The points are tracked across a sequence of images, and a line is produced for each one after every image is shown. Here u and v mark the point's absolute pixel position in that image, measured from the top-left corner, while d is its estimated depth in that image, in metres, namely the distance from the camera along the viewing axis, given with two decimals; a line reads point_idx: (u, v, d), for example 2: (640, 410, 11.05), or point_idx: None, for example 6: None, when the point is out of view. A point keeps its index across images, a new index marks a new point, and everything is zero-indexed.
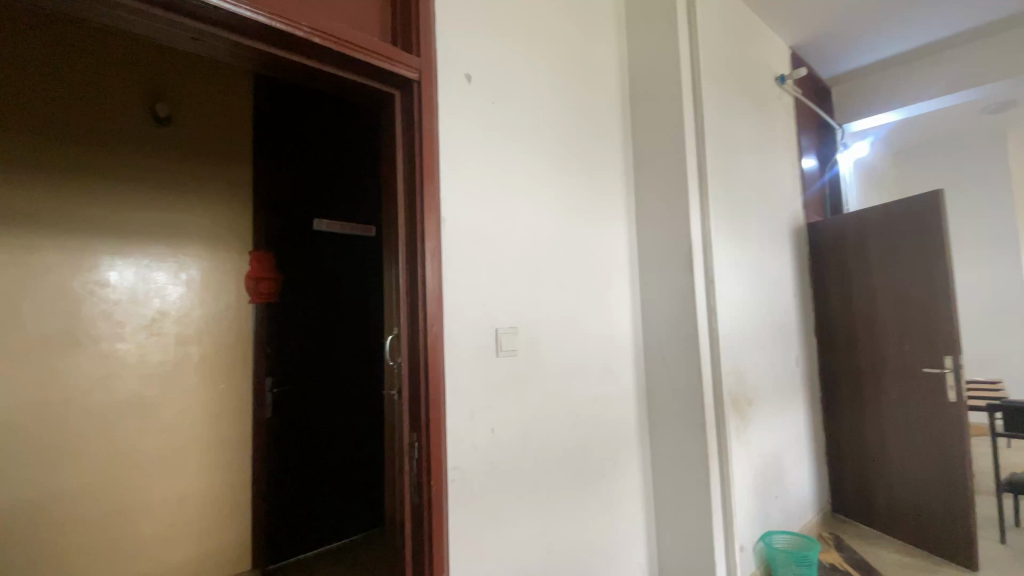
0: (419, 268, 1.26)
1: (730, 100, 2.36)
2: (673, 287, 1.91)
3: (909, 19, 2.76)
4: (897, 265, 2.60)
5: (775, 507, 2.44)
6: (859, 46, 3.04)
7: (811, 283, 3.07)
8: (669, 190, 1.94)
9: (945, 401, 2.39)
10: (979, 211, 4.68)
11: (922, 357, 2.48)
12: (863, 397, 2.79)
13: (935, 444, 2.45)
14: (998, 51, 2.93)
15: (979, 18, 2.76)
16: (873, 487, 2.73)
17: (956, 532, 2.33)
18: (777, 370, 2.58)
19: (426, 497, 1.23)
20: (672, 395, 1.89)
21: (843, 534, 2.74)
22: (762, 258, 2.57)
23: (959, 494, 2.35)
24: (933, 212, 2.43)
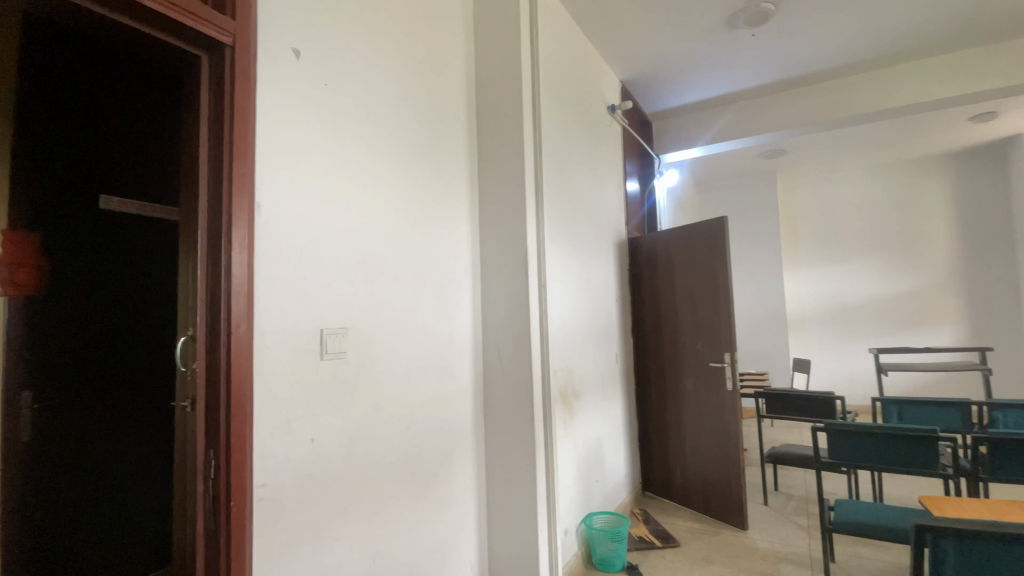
0: (223, 258, 1.11)
1: (567, 119, 2.57)
2: (510, 289, 2.00)
3: (711, 72, 3.32)
4: (694, 277, 3.09)
5: (596, 491, 2.69)
6: (674, 88, 3.55)
7: (632, 290, 3.48)
8: (510, 196, 2.02)
9: (724, 390, 2.90)
10: (754, 237, 5.82)
11: (709, 353, 2.98)
12: (667, 390, 3.24)
13: (718, 426, 2.94)
14: (770, 110, 3.69)
15: (758, 79, 3.43)
16: (673, 466, 3.19)
17: (732, 499, 2.83)
18: (600, 366, 2.86)
19: (223, 521, 1.08)
20: (506, 393, 1.97)
21: (650, 509, 3.15)
22: (591, 265, 2.84)
23: (734, 468, 2.84)
24: (719, 233, 2.94)
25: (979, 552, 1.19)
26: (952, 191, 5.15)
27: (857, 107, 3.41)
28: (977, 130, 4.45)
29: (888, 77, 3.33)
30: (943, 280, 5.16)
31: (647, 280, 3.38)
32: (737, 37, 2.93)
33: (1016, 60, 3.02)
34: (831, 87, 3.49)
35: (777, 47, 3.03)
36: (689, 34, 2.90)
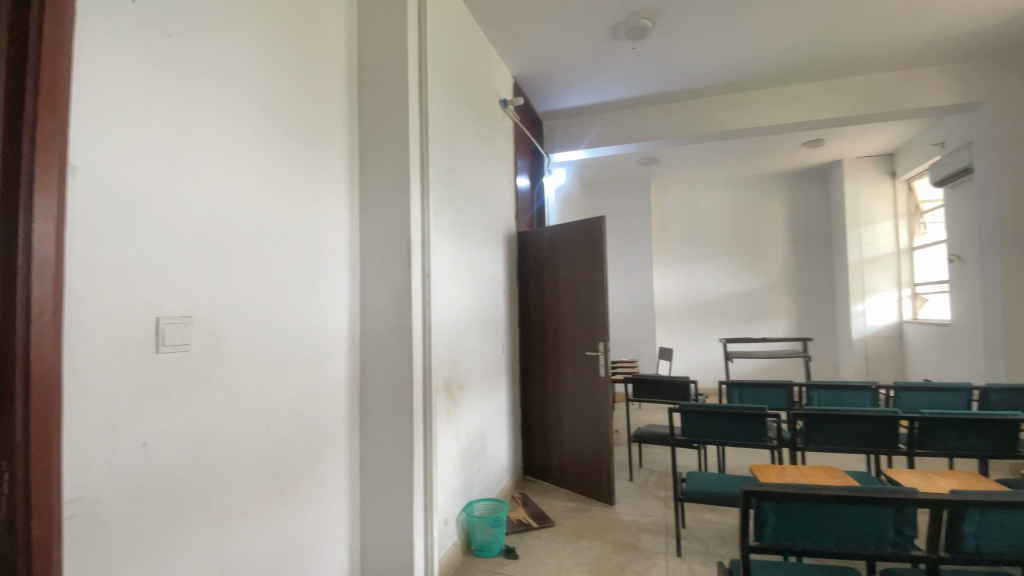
0: (19, 231, 0.90)
1: (457, 109, 2.55)
2: (391, 279, 1.93)
3: (596, 78, 3.51)
4: (574, 271, 3.26)
5: (477, 480, 2.73)
6: (563, 90, 3.70)
7: (518, 283, 3.58)
8: (392, 181, 1.95)
9: (598, 377, 3.11)
10: (631, 236, 6.31)
11: (586, 343, 3.18)
12: (548, 378, 3.39)
13: (591, 411, 3.15)
14: (646, 120, 4.01)
15: (637, 90, 3.70)
16: (551, 451, 3.36)
17: (602, 478, 3.06)
18: (485, 357, 2.90)
19: (15, 552, 0.88)
20: (384, 385, 1.91)
21: (529, 493, 3.29)
22: (479, 257, 2.85)
23: (605, 449, 3.07)
24: (598, 231, 3.14)
25: (794, 510, 1.38)
26: (787, 205, 6.06)
27: (717, 126, 3.84)
28: (807, 155, 5.27)
29: (741, 101, 3.80)
30: (779, 280, 6.06)
31: (533, 273, 3.50)
32: (619, 48, 3.13)
33: (835, 98, 3.62)
34: (698, 105, 3.89)
35: (654, 62, 3.29)
36: (577, 39, 3.03)
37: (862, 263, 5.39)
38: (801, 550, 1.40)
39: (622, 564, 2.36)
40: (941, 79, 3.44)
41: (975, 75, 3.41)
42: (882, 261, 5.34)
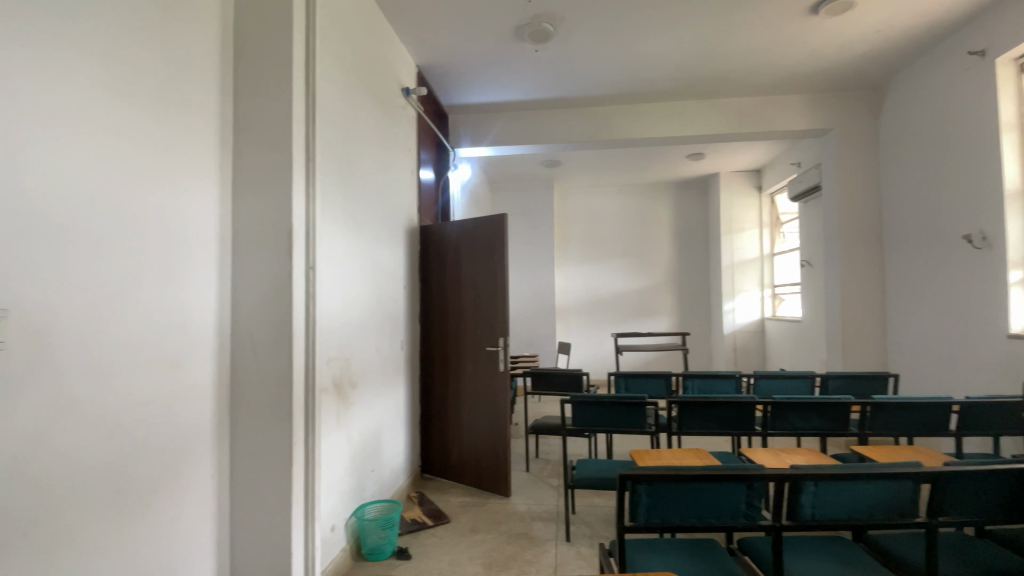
0: None
1: (353, 93, 2.42)
2: (270, 270, 1.78)
3: (501, 76, 3.53)
4: (476, 266, 3.27)
5: (370, 481, 2.63)
6: (468, 85, 3.68)
7: (420, 277, 3.50)
8: (274, 164, 1.80)
9: (497, 372, 3.15)
10: (535, 235, 6.47)
11: (486, 338, 3.20)
12: (448, 374, 3.36)
13: (490, 406, 3.18)
14: (549, 121, 4.12)
15: (540, 92, 3.79)
16: (450, 447, 3.35)
17: (499, 471, 3.10)
18: (382, 353, 2.80)
19: None
20: (259, 385, 1.76)
21: (426, 491, 3.24)
22: (376, 249, 2.74)
23: (502, 442, 3.12)
24: (500, 228, 3.17)
25: (663, 490, 1.49)
26: (674, 212, 6.61)
27: (612, 133, 4.06)
28: (692, 166, 5.78)
29: (634, 111, 4.05)
30: (666, 280, 6.59)
31: (435, 267, 3.44)
32: (523, 49, 3.18)
33: (713, 116, 4.01)
34: (596, 112, 4.08)
35: (555, 67, 3.39)
36: (481, 34, 3.02)
37: (734, 266, 6.04)
38: (669, 526, 1.52)
39: (514, 554, 2.41)
40: (797, 107, 3.95)
41: (823, 106, 3.95)
42: (749, 265, 6.03)
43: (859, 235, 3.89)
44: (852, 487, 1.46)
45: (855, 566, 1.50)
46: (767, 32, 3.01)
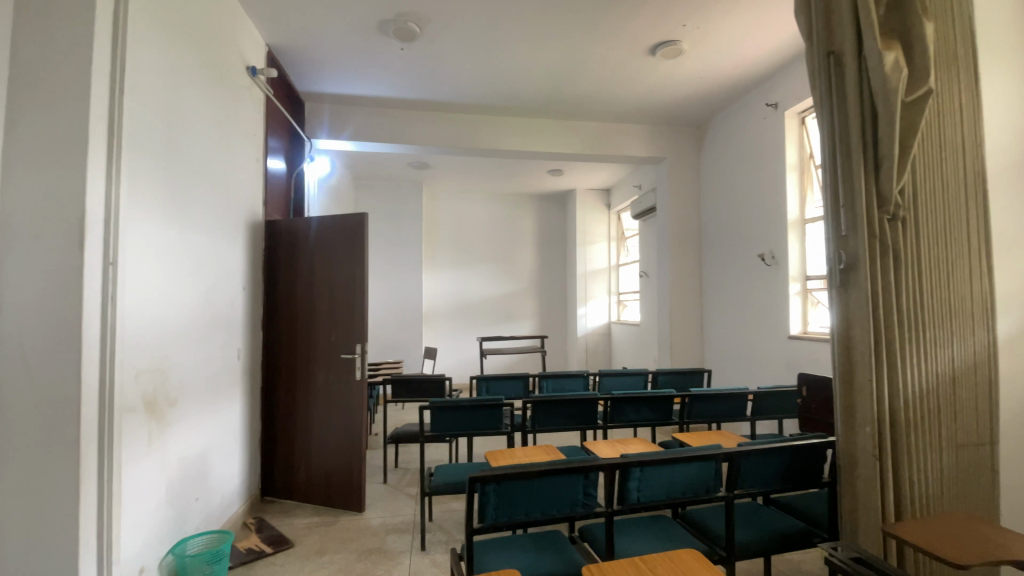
0: None
1: (180, 63, 2.10)
2: (56, 264, 1.45)
3: (365, 69, 3.37)
4: (332, 268, 3.05)
5: (193, 511, 2.28)
6: (328, 74, 3.44)
7: (265, 278, 3.15)
8: (65, 135, 1.47)
9: (353, 380, 2.98)
10: (400, 237, 6.30)
11: (341, 345, 3.01)
12: (296, 384, 3.08)
13: (344, 418, 2.99)
14: (416, 123, 4.05)
15: (406, 92, 3.71)
16: (296, 463, 3.06)
17: (352, 485, 2.93)
18: (212, 364, 2.45)
19: None
20: (35, 407, 1.41)
21: (266, 515, 2.91)
22: (208, 244, 2.40)
23: (357, 454, 2.95)
24: (359, 228, 3.01)
25: (510, 488, 1.54)
26: (535, 222, 6.97)
27: (478, 141, 4.14)
28: (551, 181, 6.16)
29: (499, 123, 4.18)
30: (527, 287, 6.91)
31: (283, 267, 3.14)
32: (388, 45, 3.08)
33: (570, 135, 4.32)
34: (462, 119, 4.12)
35: (422, 68, 3.35)
36: (341, 22, 2.85)
37: (587, 274, 6.57)
38: (516, 523, 1.57)
39: (364, 571, 2.29)
40: (639, 135, 4.45)
41: (659, 137, 4.51)
42: (599, 274, 6.62)
43: (685, 251, 4.51)
44: (670, 471, 1.67)
45: (673, 540, 1.71)
46: (615, 65, 3.34)
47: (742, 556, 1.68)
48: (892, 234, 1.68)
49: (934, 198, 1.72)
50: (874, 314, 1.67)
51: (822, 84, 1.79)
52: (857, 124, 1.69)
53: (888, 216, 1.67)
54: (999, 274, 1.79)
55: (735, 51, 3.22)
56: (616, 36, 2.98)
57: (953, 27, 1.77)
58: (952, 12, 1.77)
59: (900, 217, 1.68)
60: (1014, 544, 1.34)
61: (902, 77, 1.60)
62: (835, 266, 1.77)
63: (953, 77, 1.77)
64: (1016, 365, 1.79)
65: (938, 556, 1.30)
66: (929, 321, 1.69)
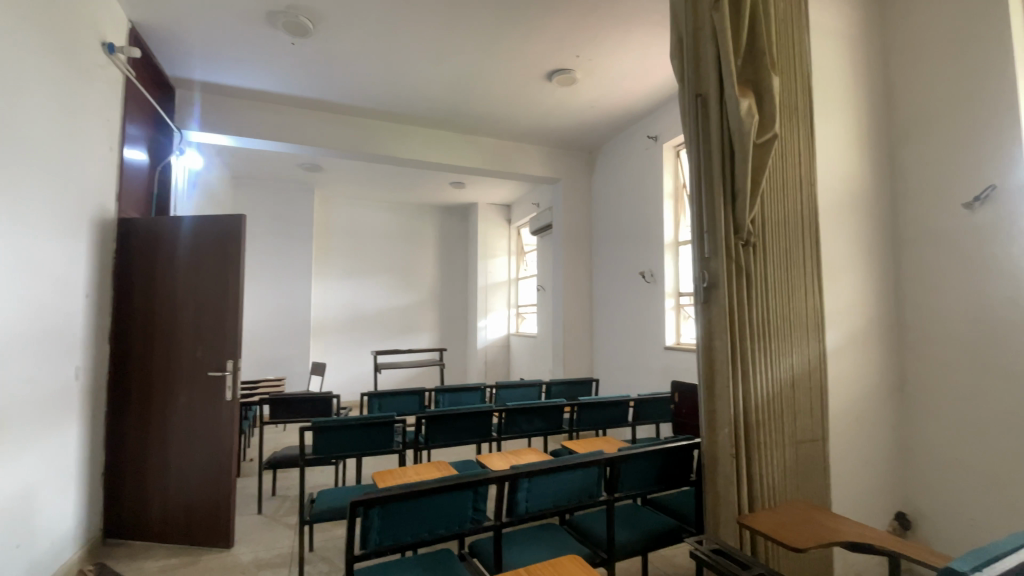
0: None
1: (8, 27, 1.77)
2: None
3: (250, 60, 3.12)
4: (201, 275, 2.74)
5: (10, 562, 1.86)
6: (205, 61, 3.13)
7: (114, 285, 2.72)
8: None
9: (222, 400, 2.69)
10: (289, 244, 5.87)
11: (208, 361, 2.70)
12: (150, 407, 2.69)
13: (210, 443, 2.67)
14: (307, 123, 3.83)
15: (297, 89, 3.49)
16: (148, 498, 2.66)
17: (218, 518, 2.62)
18: (41, 382, 2.04)
19: None
20: None
21: (110, 561, 2.48)
22: (39, 241, 2.02)
23: (225, 482, 2.65)
24: (235, 233, 2.74)
25: (395, 509, 1.48)
26: (436, 233, 6.91)
27: (376, 148, 4.02)
28: (452, 193, 6.16)
29: (399, 131, 4.10)
30: (427, 299, 6.79)
31: (139, 272, 2.74)
32: (277, 38, 2.88)
33: (470, 149, 4.37)
34: (359, 123, 3.97)
35: (315, 66, 3.18)
36: (222, 7, 2.61)
37: (487, 287, 6.63)
38: (402, 545, 1.51)
39: None
40: (536, 155, 4.63)
41: (555, 158, 4.73)
42: (499, 287, 6.72)
43: (578, 267, 4.75)
44: (558, 479, 1.72)
45: (560, 546, 1.76)
46: (514, 85, 3.46)
47: (621, 556, 1.78)
48: (745, 257, 1.93)
49: (777, 228, 2.01)
50: (731, 327, 1.88)
51: (691, 123, 2.00)
52: (718, 160, 1.92)
53: (742, 241, 1.91)
54: (827, 294, 2.13)
55: (622, 85, 3.49)
56: (516, 58, 3.09)
57: (793, 83, 2.09)
58: (791, 73, 2.08)
59: (751, 242, 1.93)
60: (839, 526, 1.57)
61: (752, 123, 1.85)
62: (698, 285, 1.95)
63: (794, 126, 2.08)
64: (840, 371, 2.13)
65: (782, 541, 1.48)
66: (774, 333, 1.95)
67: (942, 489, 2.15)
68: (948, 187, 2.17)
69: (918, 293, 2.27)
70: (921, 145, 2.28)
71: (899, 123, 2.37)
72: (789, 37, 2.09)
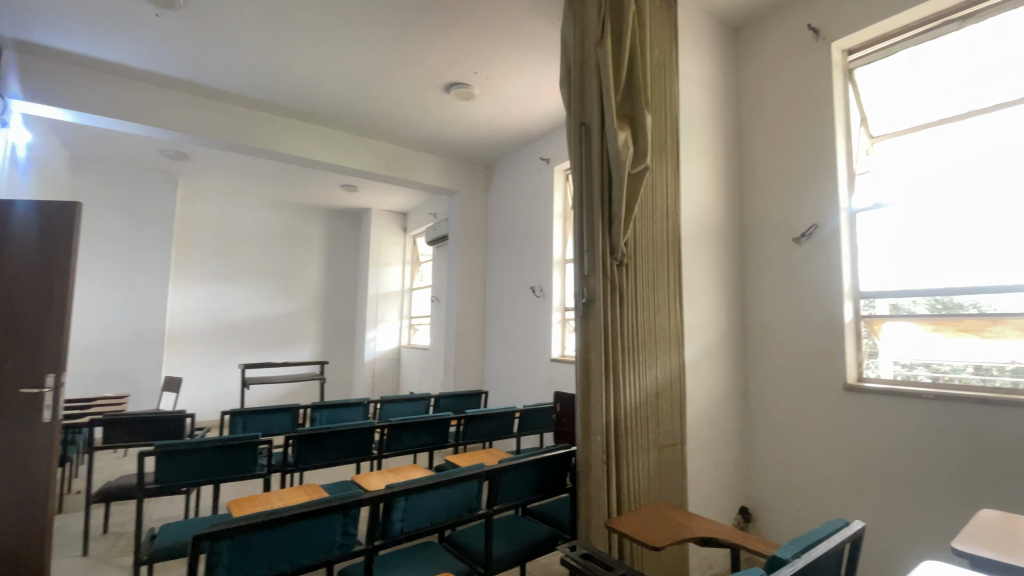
0: None
1: None
2: None
3: (102, 27, 2.70)
4: (15, 272, 2.27)
5: None
6: (41, 19, 2.65)
7: None
8: None
9: (38, 423, 2.23)
10: (145, 240, 5.14)
11: (20, 377, 2.23)
12: None
13: (19, 475, 2.20)
14: (175, 106, 3.40)
15: (163, 67, 3.10)
16: None
17: (26, 566, 2.16)
18: None
19: None
20: None
21: None
22: None
23: (38, 522, 2.20)
24: (66, 224, 2.32)
25: (250, 542, 1.34)
26: (324, 238, 6.53)
27: (257, 141, 3.69)
28: (344, 197, 5.88)
29: (285, 126, 3.82)
30: (310, 307, 6.36)
31: None
32: (137, 7, 2.53)
33: (364, 153, 4.20)
34: (238, 112, 3.63)
35: (187, 45, 2.86)
36: None
37: (377, 297, 6.38)
38: None
39: None
40: (433, 165, 4.59)
41: (452, 170, 4.73)
42: (391, 297, 6.50)
43: (471, 279, 4.76)
44: (435, 495, 1.68)
45: (436, 565, 1.71)
46: (413, 93, 3.41)
47: (497, 570, 1.77)
48: (618, 275, 2.08)
49: (647, 251, 2.20)
50: (605, 341, 2.01)
51: (576, 148, 2.12)
52: (598, 184, 2.05)
53: (617, 261, 2.07)
54: (687, 311, 2.37)
55: (519, 105, 3.62)
56: (414, 65, 3.05)
57: (664, 122, 2.32)
58: (664, 112, 2.32)
59: (624, 262, 2.09)
60: (692, 523, 1.73)
61: (628, 154, 2.03)
62: (578, 300, 2.06)
63: (664, 160, 2.31)
64: (696, 381, 2.38)
65: (641, 541, 1.59)
66: (642, 346, 2.13)
67: (774, 485, 2.48)
68: (783, 223, 2.55)
69: (760, 313, 2.62)
70: (764, 186, 2.66)
71: (748, 166, 2.74)
72: (662, 81, 2.32)
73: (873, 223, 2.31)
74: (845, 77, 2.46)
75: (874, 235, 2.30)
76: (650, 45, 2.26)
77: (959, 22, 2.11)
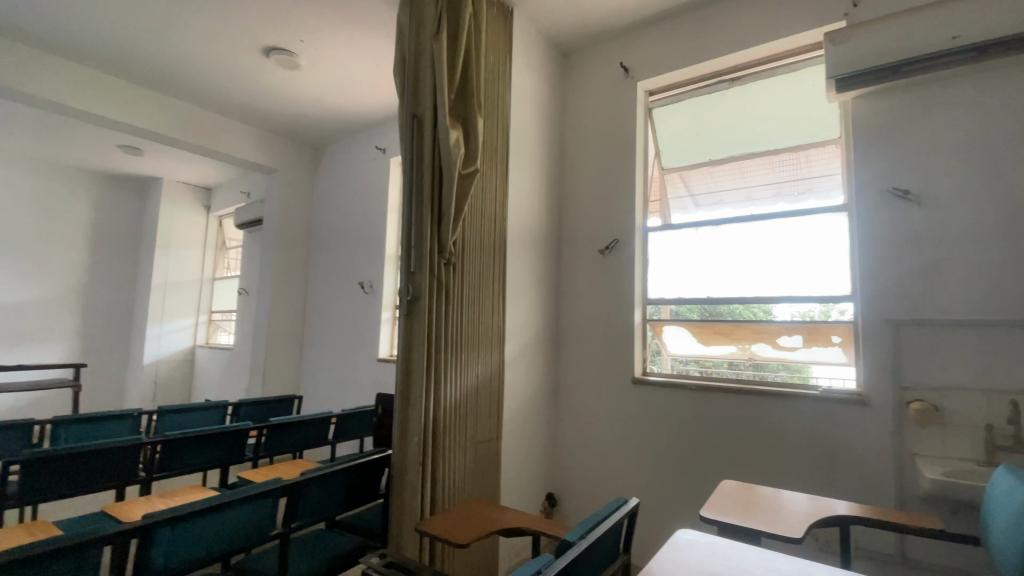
0: None
1: None
2: None
3: None
4: None
5: None
6: None
7: None
8: None
9: None
10: None
11: None
12: None
13: None
14: None
15: None
16: None
17: None
18: None
19: None
20: None
21: None
22: None
23: None
24: None
25: None
26: (93, 208, 5.22)
27: None
28: (126, 161, 4.79)
29: (32, 60, 2.88)
30: (65, 296, 5.02)
31: None
32: None
33: (154, 110, 3.44)
34: None
35: None
36: None
37: (166, 286, 5.32)
38: None
39: None
40: (249, 137, 4.01)
41: (273, 146, 4.21)
42: (186, 287, 5.51)
43: (290, 270, 4.28)
44: (214, 520, 1.42)
45: None
46: (224, 51, 2.93)
47: None
48: (445, 274, 2.07)
49: (474, 252, 2.23)
50: (427, 340, 1.96)
51: (407, 140, 2.04)
52: (428, 181, 2.00)
53: (443, 260, 2.05)
54: (509, 312, 2.48)
55: (355, 86, 3.37)
56: (228, 16, 2.61)
57: (495, 127, 2.38)
58: (495, 118, 2.38)
59: (451, 262, 2.08)
60: (501, 516, 1.79)
61: (459, 153, 2.03)
62: (402, 298, 1.97)
63: (494, 164, 2.37)
64: (514, 378, 2.50)
65: (449, 540, 1.58)
66: (464, 345, 2.15)
67: (576, 472, 2.73)
68: (594, 236, 2.84)
69: (571, 315, 2.88)
70: (579, 201, 2.93)
71: (569, 180, 2.99)
72: (494, 87, 2.38)
73: (660, 242, 2.72)
74: (647, 114, 2.86)
75: (660, 251, 2.72)
76: (486, 50, 2.31)
77: (728, 83, 2.62)
